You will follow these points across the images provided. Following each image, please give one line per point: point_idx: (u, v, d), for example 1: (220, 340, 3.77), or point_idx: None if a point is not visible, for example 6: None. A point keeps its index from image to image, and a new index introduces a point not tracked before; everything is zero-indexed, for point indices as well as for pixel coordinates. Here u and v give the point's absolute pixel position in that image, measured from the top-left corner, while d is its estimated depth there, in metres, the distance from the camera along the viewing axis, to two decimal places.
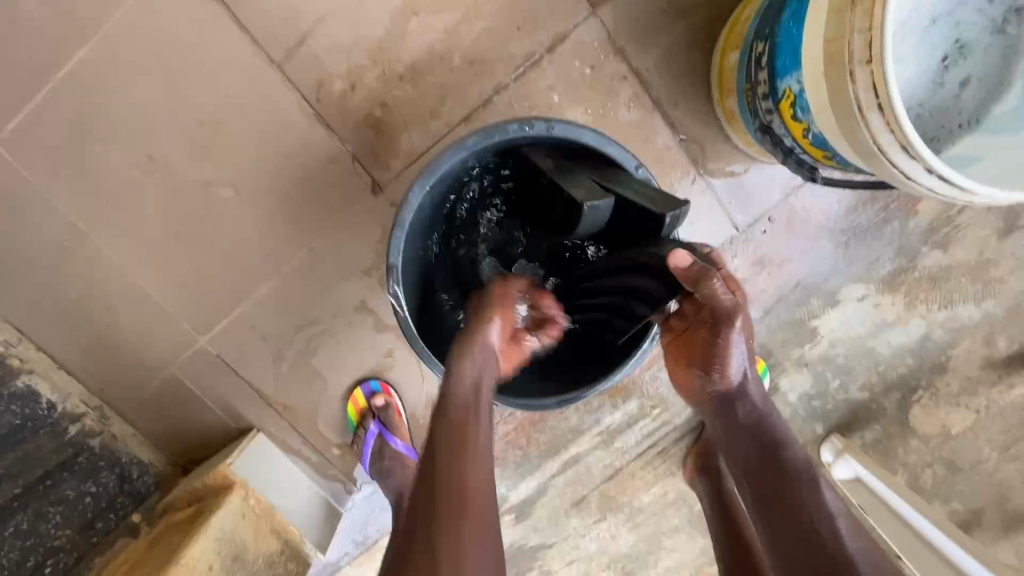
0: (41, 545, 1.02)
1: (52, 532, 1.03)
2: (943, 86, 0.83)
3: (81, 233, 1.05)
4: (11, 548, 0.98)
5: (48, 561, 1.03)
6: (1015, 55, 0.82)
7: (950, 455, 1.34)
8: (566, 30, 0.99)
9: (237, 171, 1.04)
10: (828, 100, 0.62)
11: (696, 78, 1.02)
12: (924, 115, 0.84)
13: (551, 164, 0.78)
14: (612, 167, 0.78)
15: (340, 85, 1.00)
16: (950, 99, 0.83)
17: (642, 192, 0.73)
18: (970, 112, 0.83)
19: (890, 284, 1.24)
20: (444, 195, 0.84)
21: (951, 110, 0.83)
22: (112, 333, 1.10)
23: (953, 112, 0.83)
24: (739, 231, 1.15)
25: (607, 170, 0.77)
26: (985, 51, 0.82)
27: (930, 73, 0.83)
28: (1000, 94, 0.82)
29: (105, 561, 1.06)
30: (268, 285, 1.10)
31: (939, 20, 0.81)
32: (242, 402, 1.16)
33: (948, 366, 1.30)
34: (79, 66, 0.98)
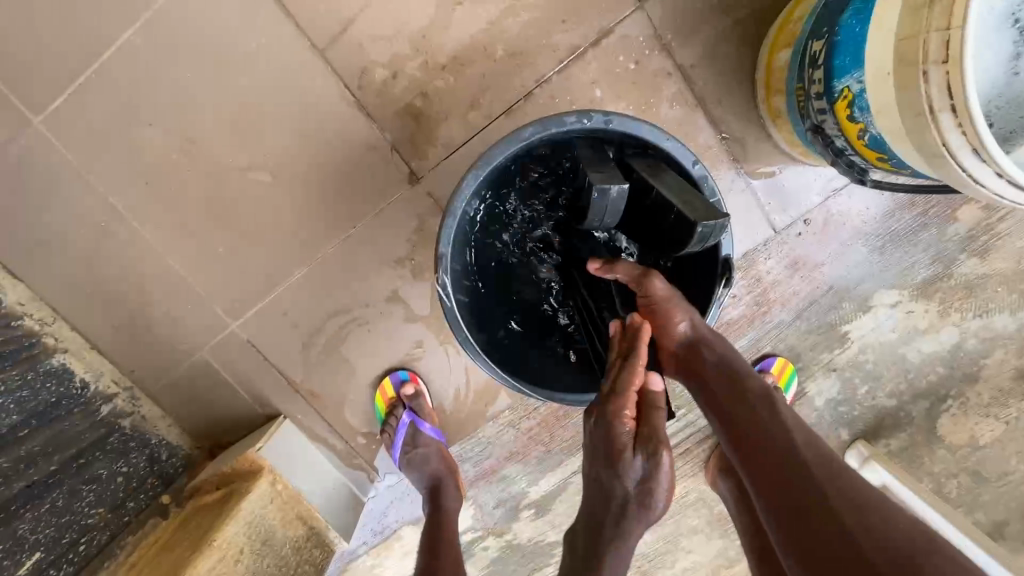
0: (75, 523, 0.98)
1: (85, 510, 1.00)
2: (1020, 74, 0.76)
3: (119, 214, 1.06)
4: (46, 526, 0.93)
5: (81, 539, 0.98)
6: None
7: (975, 465, 1.33)
8: (612, 24, 0.98)
9: (275, 156, 1.04)
10: (895, 100, 0.61)
11: (740, 75, 1.01)
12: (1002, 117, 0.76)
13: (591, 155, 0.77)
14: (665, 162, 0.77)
15: (382, 73, 1.00)
16: None
17: (686, 197, 0.71)
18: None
19: (925, 291, 1.22)
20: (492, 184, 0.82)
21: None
22: (147, 314, 1.11)
23: None
24: (776, 232, 1.15)
25: (658, 167, 0.76)
26: None
27: (1003, 59, 0.76)
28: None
29: (135, 541, 1.04)
30: (301, 272, 1.10)
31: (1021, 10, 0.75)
32: (270, 388, 1.16)
33: (980, 376, 1.28)
34: (123, 47, 0.98)
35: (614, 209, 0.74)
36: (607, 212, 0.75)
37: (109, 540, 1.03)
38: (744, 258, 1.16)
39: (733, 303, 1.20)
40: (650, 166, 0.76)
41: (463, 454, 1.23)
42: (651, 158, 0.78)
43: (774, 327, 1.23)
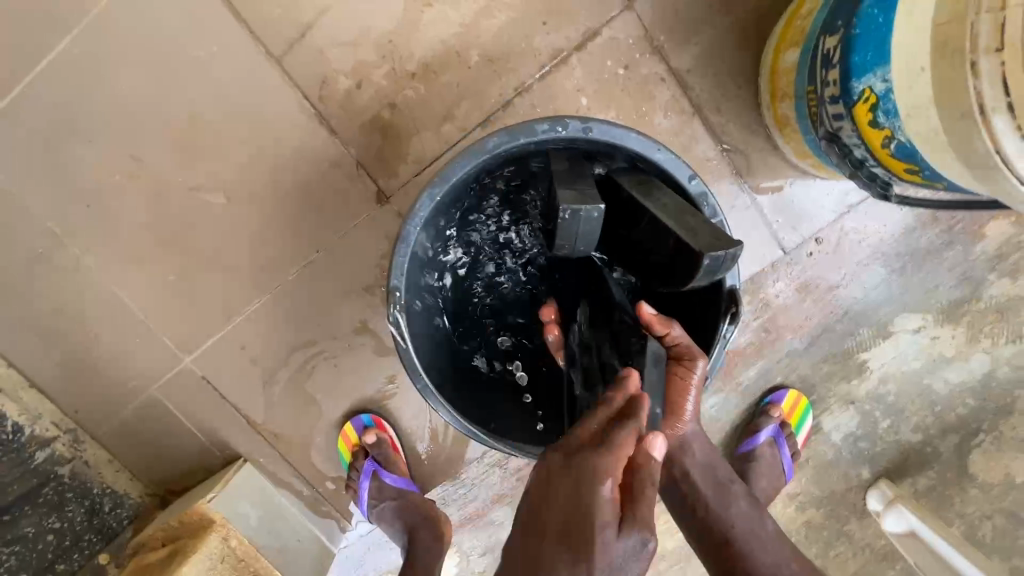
0: None
1: None
2: None
3: (58, 239, 0.96)
4: None
5: None
6: None
7: (1011, 506, 1.20)
8: (598, 26, 0.89)
9: (229, 175, 0.94)
10: (935, 100, 0.51)
11: (742, 81, 0.91)
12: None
13: (573, 170, 0.67)
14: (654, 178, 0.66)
15: (345, 82, 0.91)
16: None
17: (679, 222, 0.60)
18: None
19: (951, 316, 1.11)
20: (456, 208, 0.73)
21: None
22: (91, 349, 1.00)
23: None
24: (784, 253, 1.04)
25: (650, 184, 0.65)
26: None
27: None
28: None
29: None
30: (260, 300, 1.00)
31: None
32: (228, 428, 1.05)
33: (1015, 408, 1.16)
34: (61, 57, 0.89)
35: (588, 232, 0.64)
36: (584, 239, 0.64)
37: None
38: (750, 281, 1.05)
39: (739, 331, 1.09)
40: (637, 184, 0.66)
41: (446, 496, 1.11)
42: (639, 174, 0.67)
43: (784, 357, 1.12)
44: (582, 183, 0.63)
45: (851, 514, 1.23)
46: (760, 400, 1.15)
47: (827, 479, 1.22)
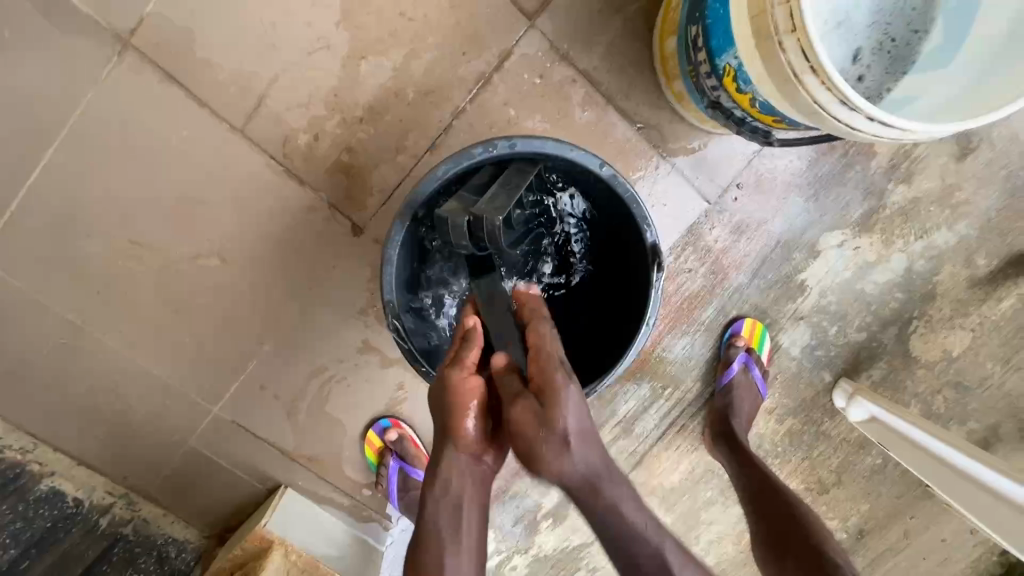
0: None
1: None
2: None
3: (78, 327, 1.06)
4: None
5: None
6: None
7: (955, 377, 1.39)
8: (510, 46, 1.02)
9: (219, 238, 1.06)
10: (766, 71, 0.67)
11: (641, 67, 1.06)
12: (850, 39, 0.83)
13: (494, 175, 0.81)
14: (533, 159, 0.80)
15: (304, 137, 1.03)
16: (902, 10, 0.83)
17: (492, 202, 0.74)
18: (909, 30, 0.82)
19: (865, 226, 1.28)
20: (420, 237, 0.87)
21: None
22: (128, 419, 1.12)
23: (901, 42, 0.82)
24: (712, 204, 1.20)
25: (525, 168, 0.80)
26: None
27: None
28: None
29: None
30: (270, 342, 1.12)
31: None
32: (266, 461, 1.17)
33: (937, 293, 1.34)
34: (48, 168, 1.00)
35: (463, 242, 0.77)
36: (488, 243, 0.74)
37: None
38: (689, 233, 1.21)
39: (689, 277, 1.24)
40: (520, 171, 0.79)
41: None
42: (530, 159, 0.81)
43: (735, 292, 1.28)
44: (455, 202, 0.77)
45: (824, 415, 1.41)
46: (722, 335, 1.30)
47: (796, 389, 1.39)
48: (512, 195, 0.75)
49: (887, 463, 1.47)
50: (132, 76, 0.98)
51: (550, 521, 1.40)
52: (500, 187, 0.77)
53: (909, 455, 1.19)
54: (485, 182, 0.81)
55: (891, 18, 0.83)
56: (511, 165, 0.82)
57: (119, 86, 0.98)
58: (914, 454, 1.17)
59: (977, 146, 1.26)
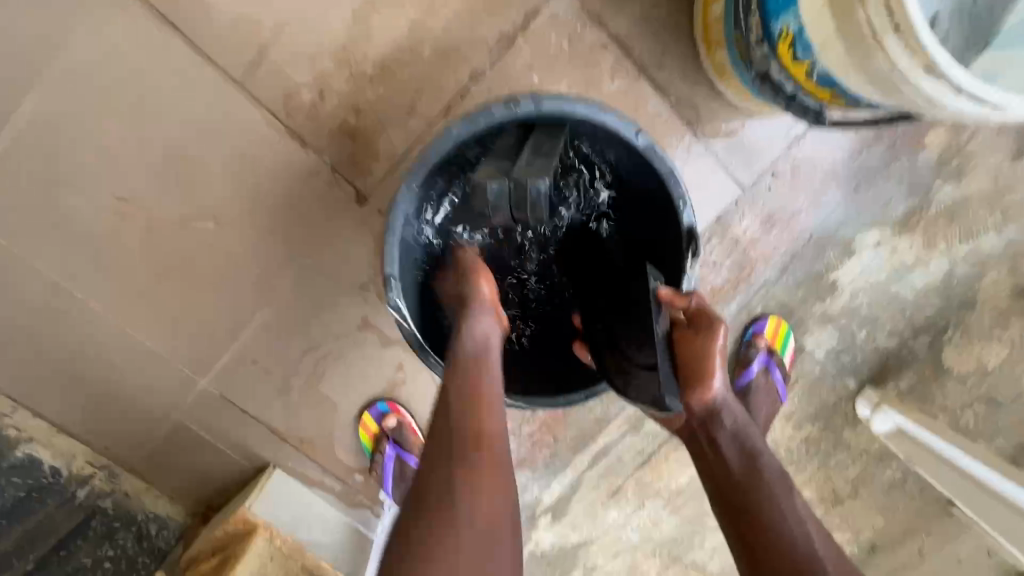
0: None
1: None
2: None
3: (59, 286, 1.00)
4: None
5: None
6: None
7: (989, 391, 1.31)
8: (537, 4, 0.93)
9: (213, 199, 0.98)
10: (835, 32, 0.58)
11: (678, 35, 0.97)
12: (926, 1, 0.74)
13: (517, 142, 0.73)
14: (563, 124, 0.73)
15: (309, 94, 0.95)
16: None
17: (523, 167, 0.66)
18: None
19: (906, 225, 1.19)
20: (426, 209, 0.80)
21: None
22: (110, 386, 1.05)
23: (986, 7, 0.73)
24: (744, 191, 1.11)
25: (554, 134, 0.72)
26: None
27: None
28: None
29: None
30: (263, 314, 1.05)
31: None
32: (255, 439, 1.11)
33: (977, 301, 1.25)
34: (32, 112, 0.92)
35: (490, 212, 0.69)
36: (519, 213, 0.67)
37: None
38: (716, 223, 1.12)
39: (713, 270, 1.16)
40: (550, 137, 0.72)
41: None
42: (558, 124, 0.73)
43: (760, 288, 1.20)
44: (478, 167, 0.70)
45: (845, 423, 1.34)
46: (743, 333, 1.23)
47: (818, 395, 1.31)
48: (545, 161, 0.67)
49: (907, 478, 1.40)
50: (125, 16, 0.90)
51: (548, 517, 1.34)
52: (529, 153, 0.69)
53: (936, 473, 1.12)
54: (507, 148, 0.73)
55: None
56: (537, 130, 0.74)
57: (110, 26, 0.90)
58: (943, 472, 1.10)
59: None
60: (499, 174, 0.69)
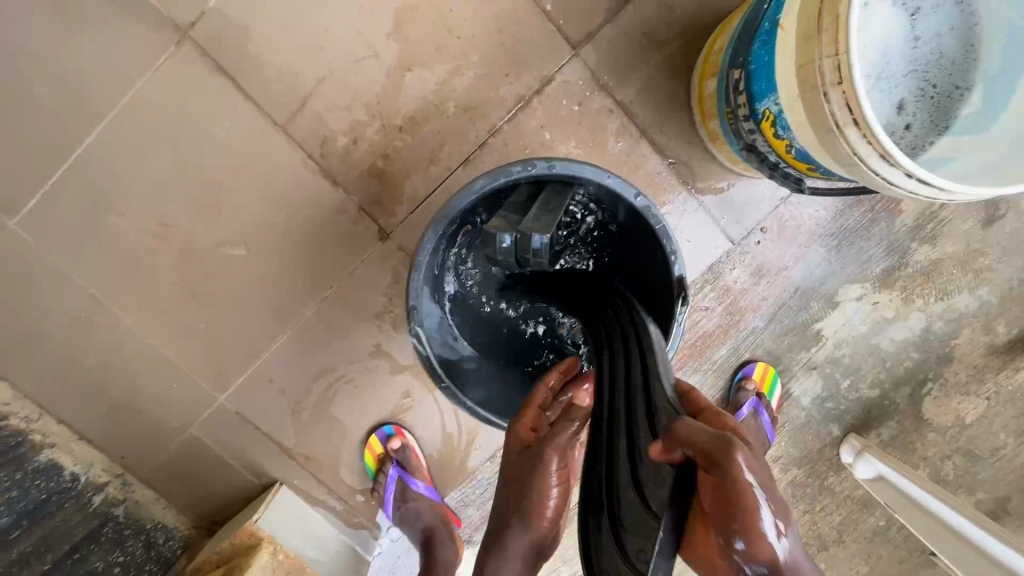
0: None
1: None
2: (927, 52, 0.81)
3: (98, 302, 1.08)
4: None
5: None
6: (974, 41, 0.80)
7: (967, 444, 1.37)
8: (552, 72, 1.05)
9: (248, 230, 1.07)
10: (806, 120, 0.68)
11: (677, 104, 1.08)
12: (890, 91, 0.82)
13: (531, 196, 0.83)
14: (570, 182, 0.82)
15: (343, 140, 1.05)
16: (941, 64, 0.81)
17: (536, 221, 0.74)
18: (950, 82, 0.81)
19: (886, 282, 1.27)
20: (445, 250, 0.88)
21: (939, 52, 0.81)
22: (133, 397, 1.12)
23: (943, 95, 0.81)
24: (734, 244, 1.20)
25: (562, 191, 0.81)
26: (952, 27, 0.80)
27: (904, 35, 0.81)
28: (976, 47, 0.80)
29: None
30: (283, 337, 1.12)
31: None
32: (265, 457, 1.17)
33: (953, 356, 1.32)
34: (92, 144, 1.03)
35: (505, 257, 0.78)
36: (531, 260, 0.75)
37: None
38: (709, 273, 1.21)
39: (706, 315, 1.24)
40: (559, 193, 0.81)
41: (465, 498, 1.22)
42: (567, 181, 0.83)
43: (750, 335, 1.27)
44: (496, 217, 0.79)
45: (829, 469, 1.39)
46: (732, 376, 1.30)
47: (803, 440, 1.37)
48: (556, 215, 0.76)
49: (891, 527, 1.44)
50: (186, 65, 1.01)
51: None
52: (541, 207, 0.78)
53: (911, 517, 1.17)
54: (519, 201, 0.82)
55: (930, 71, 0.81)
56: (548, 186, 0.83)
57: (171, 73, 1.01)
58: (920, 519, 1.14)
59: (1004, 215, 1.26)
60: (515, 225, 0.77)
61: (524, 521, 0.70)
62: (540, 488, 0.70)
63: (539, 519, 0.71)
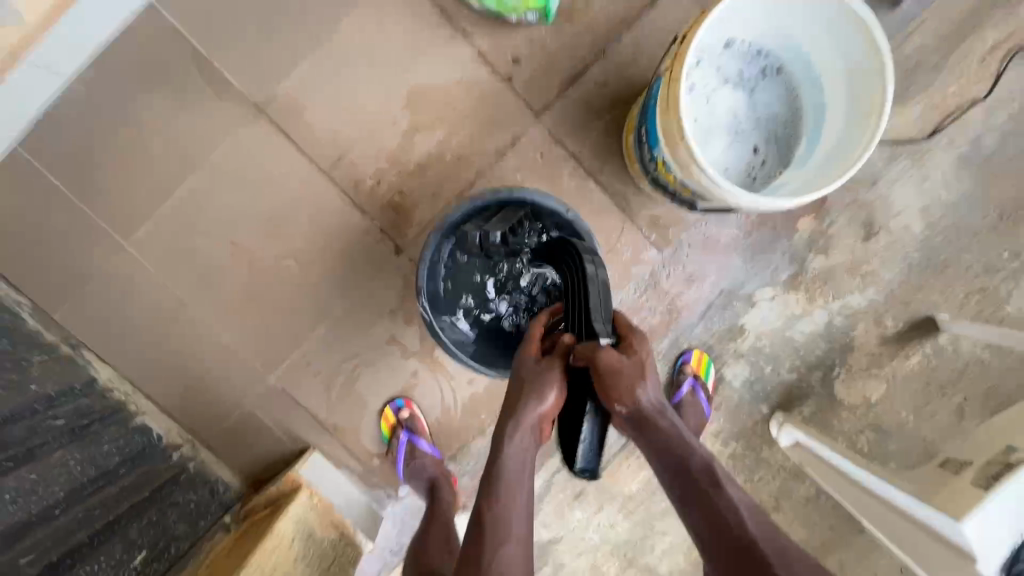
0: (164, 534, 1.26)
1: (172, 525, 1.29)
2: (767, 113, 1.18)
3: (184, 303, 1.44)
4: (147, 533, 1.22)
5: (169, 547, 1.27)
6: (797, 104, 1.17)
7: (875, 420, 1.66)
8: (521, 131, 1.45)
9: (297, 248, 1.45)
10: (672, 159, 1.06)
11: (614, 152, 1.47)
12: (745, 140, 1.19)
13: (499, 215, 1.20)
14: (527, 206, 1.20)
15: (369, 181, 1.44)
16: (777, 121, 1.18)
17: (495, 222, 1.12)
18: (785, 131, 1.18)
19: (792, 285, 1.62)
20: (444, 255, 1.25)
21: (774, 113, 1.18)
22: (205, 377, 1.46)
23: (781, 141, 1.18)
24: (666, 256, 1.56)
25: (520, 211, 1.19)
26: (781, 96, 1.18)
27: (750, 103, 1.18)
28: (798, 109, 1.18)
29: (211, 547, 1.34)
30: (320, 330, 1.47)
31: (701, 61, 1.13)
32: (303, 426, 1.48)
33: (853, 345, 1.64)
34: (188, 187, 1.42)
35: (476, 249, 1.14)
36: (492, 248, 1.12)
37: (188, 546, 1.31)
38: (649, 278, 1.56)
39: (650, 313, 1.58)
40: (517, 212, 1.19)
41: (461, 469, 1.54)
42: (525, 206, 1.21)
43: (686, 329, 1.61)
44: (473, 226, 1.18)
45: (763, 442, 1.68)
46: (675, 363, 1.62)
47: (738, 417, 1.67)
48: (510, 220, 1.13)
49: (821, 495, 1.71)
50: (258, 130, 1.42)
51: None
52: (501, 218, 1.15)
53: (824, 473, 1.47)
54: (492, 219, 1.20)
55: (771, 125, 1.18)
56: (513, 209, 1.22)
57: (248, 136, 1.42)
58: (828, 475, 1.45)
59: (880, 231, 1.61)
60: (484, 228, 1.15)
61: (536, 397, 0.94)
62: (542, 390, 0.95)
63: (542, 411, 0.94)
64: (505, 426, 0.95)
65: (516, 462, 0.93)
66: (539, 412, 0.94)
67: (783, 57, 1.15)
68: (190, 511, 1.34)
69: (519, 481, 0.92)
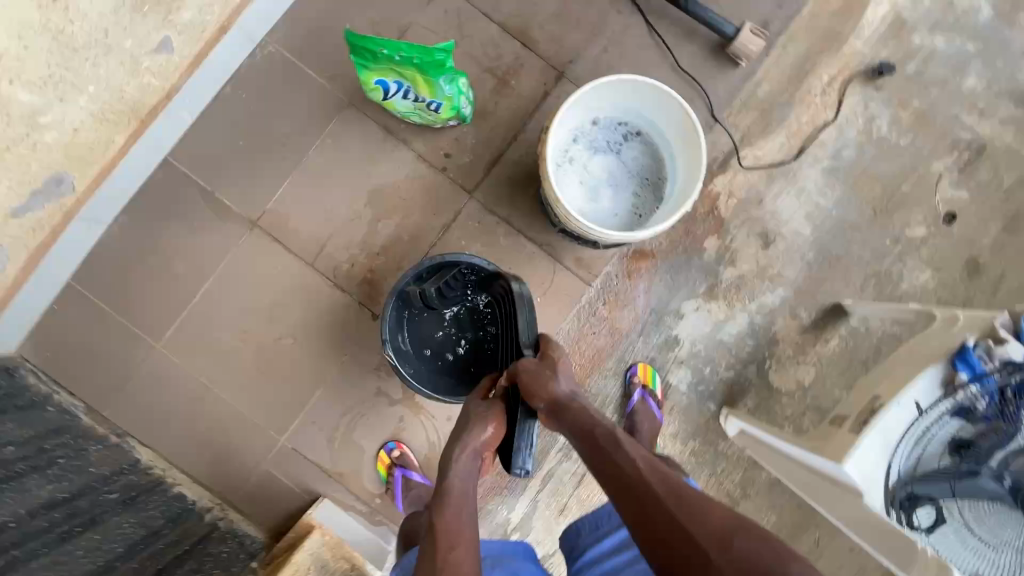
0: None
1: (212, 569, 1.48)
2: (636, 165, 1.53)
3: (206, 386, 1.75)
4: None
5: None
6: (657, 155, 1.52)
7: (812, 401, 1.88)
8: (460, 207, 1.81)
9: (294, 328, 1.77)
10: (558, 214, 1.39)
11: (537, 212, 1.81)
12: (623, 187, 1.52)
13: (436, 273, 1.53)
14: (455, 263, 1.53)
15: (345, 266, 1.79)
16: (645, 170, 1.53)
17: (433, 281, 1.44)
18: (653, 176, 1.52)
19: (711, 295, 1.89)
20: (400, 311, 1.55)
21: (642, 164, 1.53)
22: (228, 447, 1.74)
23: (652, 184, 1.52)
24: (599, 286, 1.86)
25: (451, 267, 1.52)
26: (645, 151, 1.53)
27: (622, 161, 1.53)
28: (659, 158, 1.52)
29: None
30: (319, 392, 1.76)
31: (576, 138, 1.50)
32: (313, 478, 1.74)
33: (777, 338, 1.89)
34: (203, 292, 1.77)
35: None
36: None
37: None
38: (587, 307, 1.85)
39: (594, 336, 1.86)
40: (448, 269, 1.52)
41: None
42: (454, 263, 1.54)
43: (629, 345, 1.87)
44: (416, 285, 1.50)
45: (718, 437, 1.89)
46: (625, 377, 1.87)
47: (691, 417, 1.89)
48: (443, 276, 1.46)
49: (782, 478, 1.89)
50: (254, 240, 1.79)
51: (518, 534, 1.84)
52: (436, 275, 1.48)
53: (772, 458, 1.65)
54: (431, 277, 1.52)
55: (642, 174, 1.53)
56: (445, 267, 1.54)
57: (246, 245, 1.79)
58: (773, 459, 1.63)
59: (776, 239, 1.90)
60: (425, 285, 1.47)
61: (479, 425, 1.21)
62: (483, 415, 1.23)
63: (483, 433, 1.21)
64: (453, 449, 1.20)
65: (462, 477, 1.19)
66: (480, 438, 1.20)
67: (638, 124, 1.51)
68: (224, 557, 1.53)
69: (465, 492, 1.18)
